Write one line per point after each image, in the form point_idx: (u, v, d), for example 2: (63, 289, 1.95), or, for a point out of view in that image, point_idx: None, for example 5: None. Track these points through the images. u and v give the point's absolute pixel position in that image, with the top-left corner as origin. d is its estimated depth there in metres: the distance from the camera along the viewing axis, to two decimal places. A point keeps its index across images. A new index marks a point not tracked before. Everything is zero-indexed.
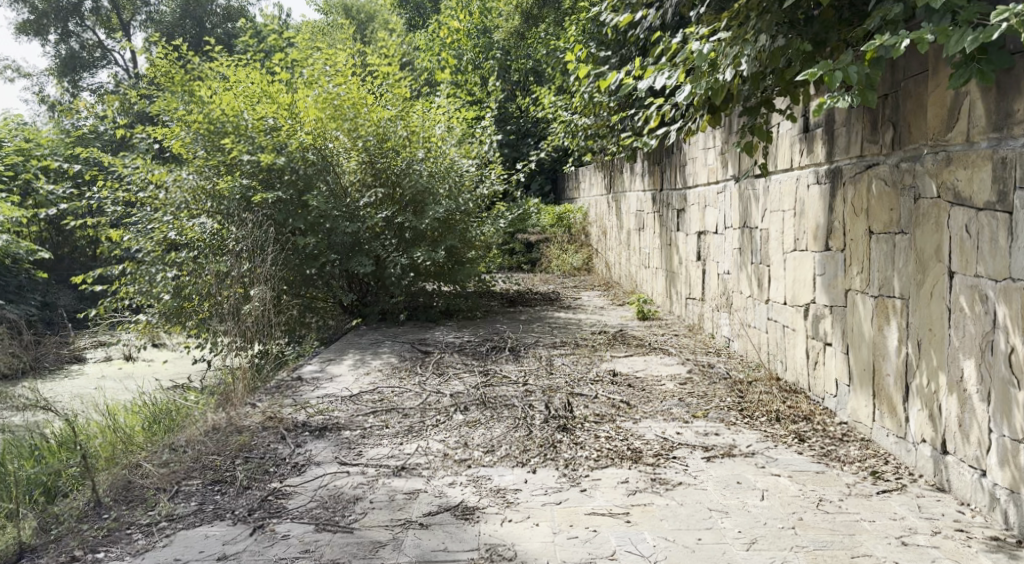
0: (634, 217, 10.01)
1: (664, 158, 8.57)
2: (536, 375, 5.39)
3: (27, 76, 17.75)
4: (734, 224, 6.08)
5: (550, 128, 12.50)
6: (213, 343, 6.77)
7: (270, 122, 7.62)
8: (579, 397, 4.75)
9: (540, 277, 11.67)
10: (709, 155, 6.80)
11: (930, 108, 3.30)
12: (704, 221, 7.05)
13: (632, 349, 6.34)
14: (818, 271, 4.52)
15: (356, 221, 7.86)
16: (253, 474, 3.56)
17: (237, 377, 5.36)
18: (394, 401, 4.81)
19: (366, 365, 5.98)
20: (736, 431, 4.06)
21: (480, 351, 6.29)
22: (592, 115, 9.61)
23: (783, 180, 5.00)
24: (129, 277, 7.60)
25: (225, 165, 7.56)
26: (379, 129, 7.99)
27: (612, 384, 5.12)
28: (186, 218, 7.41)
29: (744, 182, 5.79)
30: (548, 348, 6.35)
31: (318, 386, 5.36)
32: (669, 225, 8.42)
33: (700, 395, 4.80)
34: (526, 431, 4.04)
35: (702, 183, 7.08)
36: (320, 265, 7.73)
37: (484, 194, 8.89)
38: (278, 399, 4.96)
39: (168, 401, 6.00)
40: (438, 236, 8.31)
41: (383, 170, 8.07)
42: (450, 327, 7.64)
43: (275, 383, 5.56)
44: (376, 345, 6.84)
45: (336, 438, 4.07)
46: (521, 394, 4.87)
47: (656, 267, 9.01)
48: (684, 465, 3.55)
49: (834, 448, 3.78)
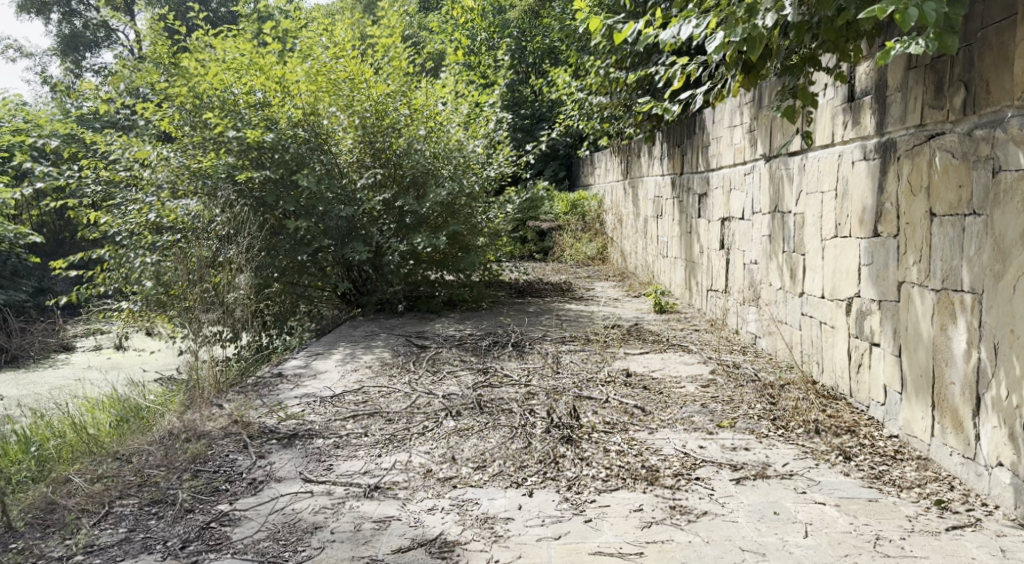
0: (652, 203, 9.42)
1: (685, 138, 7.97)
2: (540, 375, 4.84)
3: (28, 56, 17.26)
4: (763, 208, 5.50)
5: (564, 109, 11.89)
6: (167, 329, 6.20)
7: (259, 96, 7.12)
8: (587, 402, 4.19)
9: (552, 267, 11.10)
10: (736, 133, 6.22)
11: (1018, 61, 2.72)
12: (728, 206, 6.47)
13: (648, 346, 5.77)
14: (865, 260, 3.95)
15: (352, 204, 7.28)
16: (199, 493, 3.03)
17: (207, 372, 4.84)
18: (378, 404, 4.27)
19: (355, 360, 5.44)
20: (770, 445, 3.49)
21: (480, 346, 5.74)
22: (608, 94, 9.02)
23: (824, 157, 4.44)
24: (109, 263, 7.08)
25: (211, 143, 7.04)
26: (377, 105, 7.42)
27: (626, 386, 4.55)
28: (167, 199, 6.86)
29: (776, 161, 5.20)
30: (554, 343, 5.80)
31: (299, 383, 4.83)
32: (689, 211, 7.84)
33: (724, 399, 4.24)
34: (524, 443, 3.48)
35: (726, 165, 6.50)
36: (313, 250, 7.20)
37: (491, 176, 8.35)
38: (250, 399, 4.43)
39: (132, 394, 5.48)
40: (441, 222, 7.73)
41: (382, 149, 7.51)
42: (451, 319, 7.09)
43: (252, 380, 5.04)
44: (370, 339, 6.31)
45: (304, 448, 3.53)
46: (522, 396, 4.31)
47: (674, 257, 8.44)
48: (709, 489, 2.99)
49: (885, 468, 3.21)
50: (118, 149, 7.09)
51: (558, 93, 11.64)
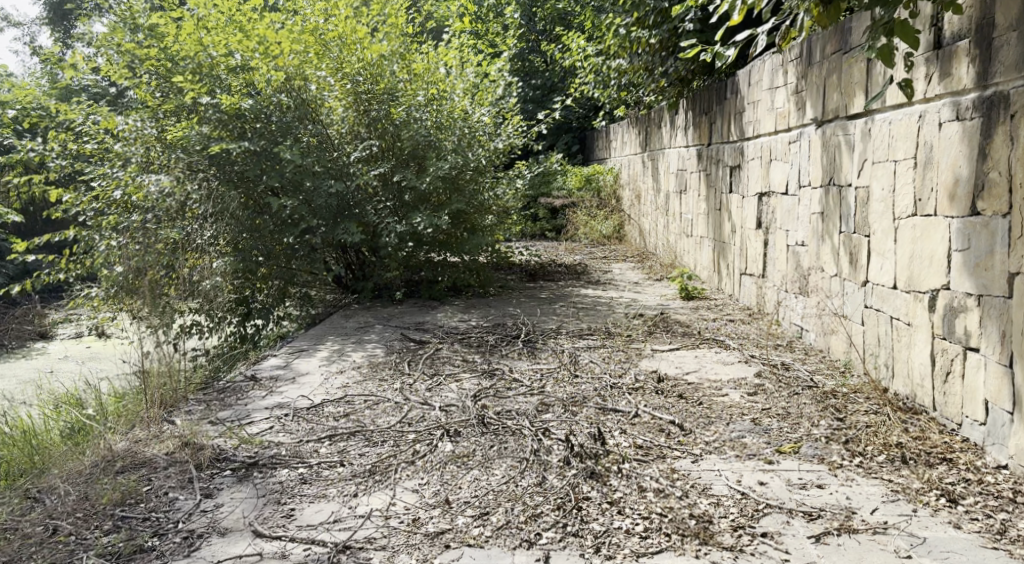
0: (674, 177, 8.66)
1: (714, 104, 7.22)
2: (556, 379, 4.12)
3: (18, 26, 16.47)
4: (817, 181, 4.78)
5: (578, 76, 11.09)
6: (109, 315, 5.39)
7: (240, 58, 6.30)
8: (613, 417, 3.47)
9: (565, 247, 10.35)
10: (780, 96, 5.50)
11: None
12: (768, 179, 5.73)
13: (678, 341, 5.04)
14: (957, 244, 3.22)
15: (345, 178, 6.61)
16: (116, 557, 2.37)
17: (164, 376, 4.10)
18: (362, 418, 3.55)
19: (343, 359, 4.73)
20: (849, 481, 2.78)
21: (487, 342, 5.02)
22: (629, 55, 8.28)
23: (902, 118, 3.72)
24: (75, 248, 6.26)
25: (185, 110, 6.25)
26: (372, 68, 6.75)
27: (658, 394, 3.83)
28: (137, 173, 6.05)
29: (839, 125, 4.46)
30: (571, 338, 5.06)
31: (273, 389, 4.11)
32: (718, 186, 7.09)
33: (780, 414, 3.51)
34: (538, 478, 2.77)
35: (767, 133, 5.79)
36: (301, 232, 6.46)
37: (500, 148, 7.58)
38: (211, 412, 3.71)
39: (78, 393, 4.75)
40: (444, 199, 6.99)
41: (378, 117, 6.74)
42: (456, 308, 6.37)
43: (219, 384, 4.32)
44: (364, 331, 5.61)
45: (261, 485, 2.83)
46: (536, 409, 3.59)
47: (701, 236, 7.70)
48: (783, 553, 2.30)
49: (1007, 517, 2.48)
50: (82, 118, 6.34)
51: (571, 59, 10.84)
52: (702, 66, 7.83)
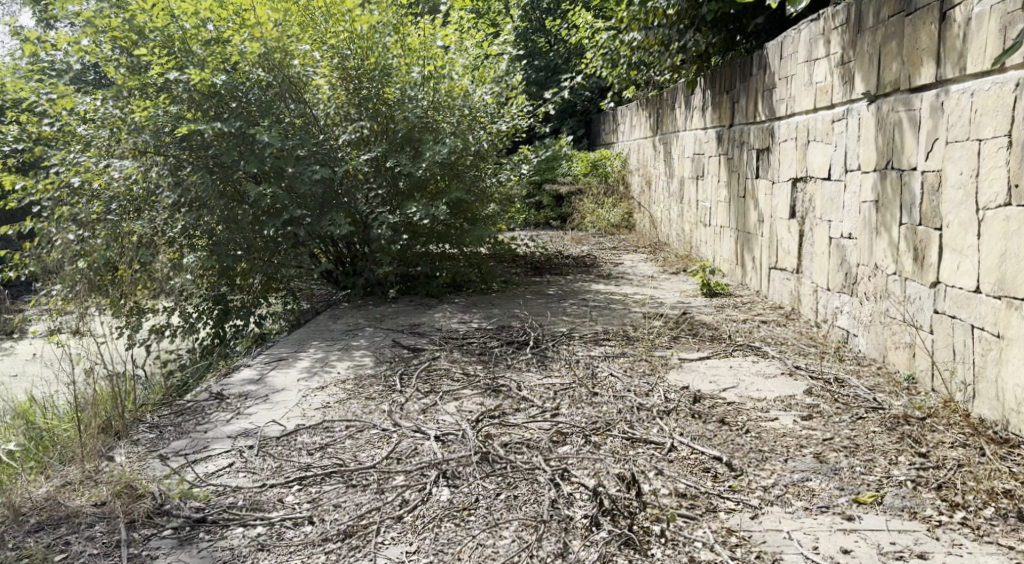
0: (690, 161, 8.03)
1: (738, 80, 6.58)
2: (572, 398, 3.51)
3: None
4: (869, 164, 4.17)
5: (585, 54, 10.43)
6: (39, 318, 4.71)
7: (213, 29, 5.66)
8: (645, 451, 2.87)
9: (571, 237, 9.69)
10: (821, 68, 4.88)
11: None
12: (805, 162, 5.12)
13: (708, 347, 4.44)
14: None
15: (333, 164, 5.96)
16: None
17: (111, 397, 3.46)
18: (341, 451, 2.94)
19: (326, 371, 4.12)
20: (956, 548, 2.18)
21: (491, 349, 4.41)
22: (643, 28, 7.63)
23: (989, 88, 3.11)
24: (30, 241, 5.56)
25: (153, 88, 5.57)
26: (361, 40, 6.08)
27: (694, 418, 3.22)
28: (98, 158, 5.40)
29: (901, 99, 3.85)
30: (585, 345, 4.45)
31: (241, 411, 3.49)
32: (742, 170, 6.48)
33: (846, 447, 2.90)
34: (560, 547, 2.18)
35: (804, 111, 5.17)
36: (285, 223, 5.83)
37: (503, 131, 6.96)
38: (161, 443, 3.11)
39: (22, 409, 4.14)
40: (443, 186, 6.36)
41: (370, 97, 6.14)
42: (456, 308, 5.76)
43: (180, 402, 3.70)
44: (352, 334, 5.00)
45: (206, 553, 2.25)
46: (550, 439, 2.99)
47: (720, 226, 7.09)
48: None
49: None
50: (35, 96, 5.67)
51: (577, 36, 10.18)
52: (724, 39, 7.19)
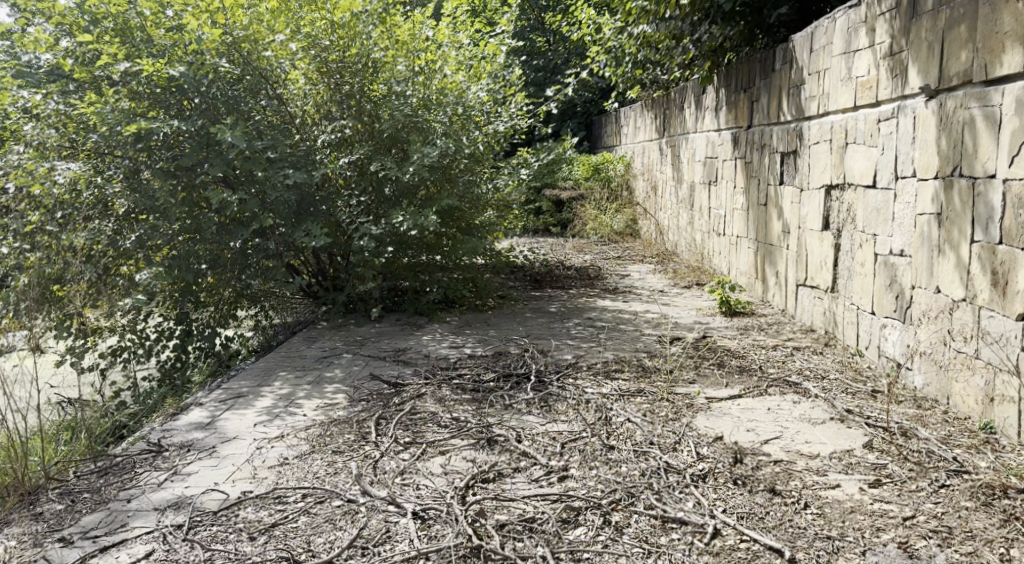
0: (702, 165, 7.41)
1: (757, 76, 5.96)
2: (583, 454, 2.88)
3: None
4: (929, 169, 3.55)
5: (587, 51, 9.82)
6: None
7: (174, 16, 5.06)
8: (681, 538, 2.25)
9: (572, 245, 9.06)
10: (863, 59, 4.25)
11: None
12: (843, 166, 4.50)
13: (737, 382, 3.80)
14: None
15: (310, 168, 5.32)
16: None
17: (16, 455, 2.81)
18: (291, 534, 2.32)
19: (290, 412, 3.49)
20: None
21: (485, 385, 3.77)
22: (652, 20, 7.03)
23: None
24: None
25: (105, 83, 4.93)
26: (343, 31, 5.45)
27: (735, 485, 2.60)
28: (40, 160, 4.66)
29: (973, 92, 3.22)
30: (596, 380, 3.81)
31: (177, 469, 2.85)
32: (763, 175, 5.86)
33: (938, 532, 2.27)
34: None
35: (840, 109, 4.55)
36: (255, 233, 5.15)
37: (500, 131, 6.33)
38: (67, 520, 2.49)
39: None
40: (433, 192, 5.72)
41: (353, 93, 5.51)
42: (448, 329, 5.13)
43: (110, 455, 3.07)
44: (328, 363, 4.37)
45: None
46: (559, 517, 2.37)
47: (737, 236, 6.47)
48: None
49: None
50: None
51: (579, 32, 9.59)
52: (743, 32, 6.56)
